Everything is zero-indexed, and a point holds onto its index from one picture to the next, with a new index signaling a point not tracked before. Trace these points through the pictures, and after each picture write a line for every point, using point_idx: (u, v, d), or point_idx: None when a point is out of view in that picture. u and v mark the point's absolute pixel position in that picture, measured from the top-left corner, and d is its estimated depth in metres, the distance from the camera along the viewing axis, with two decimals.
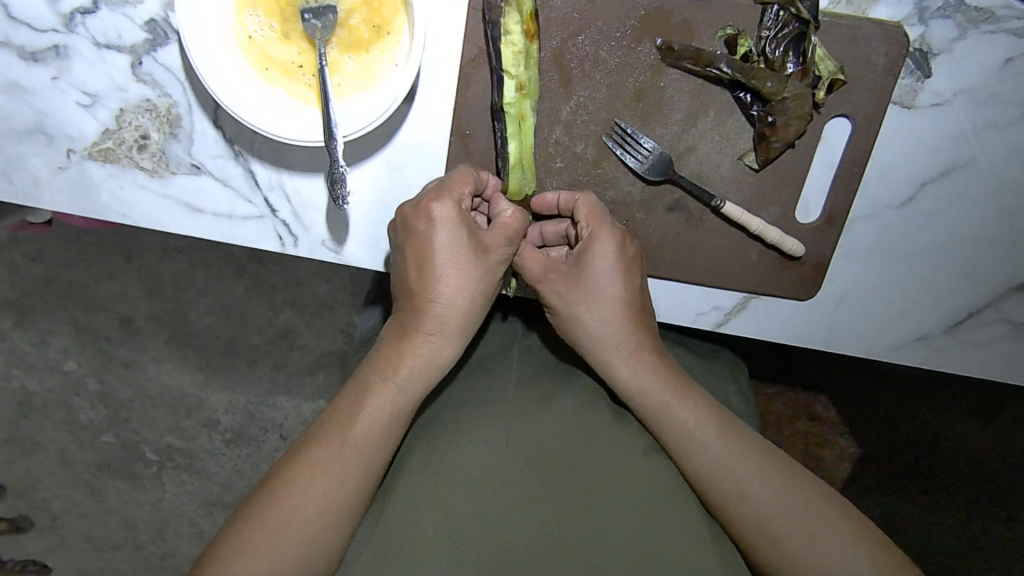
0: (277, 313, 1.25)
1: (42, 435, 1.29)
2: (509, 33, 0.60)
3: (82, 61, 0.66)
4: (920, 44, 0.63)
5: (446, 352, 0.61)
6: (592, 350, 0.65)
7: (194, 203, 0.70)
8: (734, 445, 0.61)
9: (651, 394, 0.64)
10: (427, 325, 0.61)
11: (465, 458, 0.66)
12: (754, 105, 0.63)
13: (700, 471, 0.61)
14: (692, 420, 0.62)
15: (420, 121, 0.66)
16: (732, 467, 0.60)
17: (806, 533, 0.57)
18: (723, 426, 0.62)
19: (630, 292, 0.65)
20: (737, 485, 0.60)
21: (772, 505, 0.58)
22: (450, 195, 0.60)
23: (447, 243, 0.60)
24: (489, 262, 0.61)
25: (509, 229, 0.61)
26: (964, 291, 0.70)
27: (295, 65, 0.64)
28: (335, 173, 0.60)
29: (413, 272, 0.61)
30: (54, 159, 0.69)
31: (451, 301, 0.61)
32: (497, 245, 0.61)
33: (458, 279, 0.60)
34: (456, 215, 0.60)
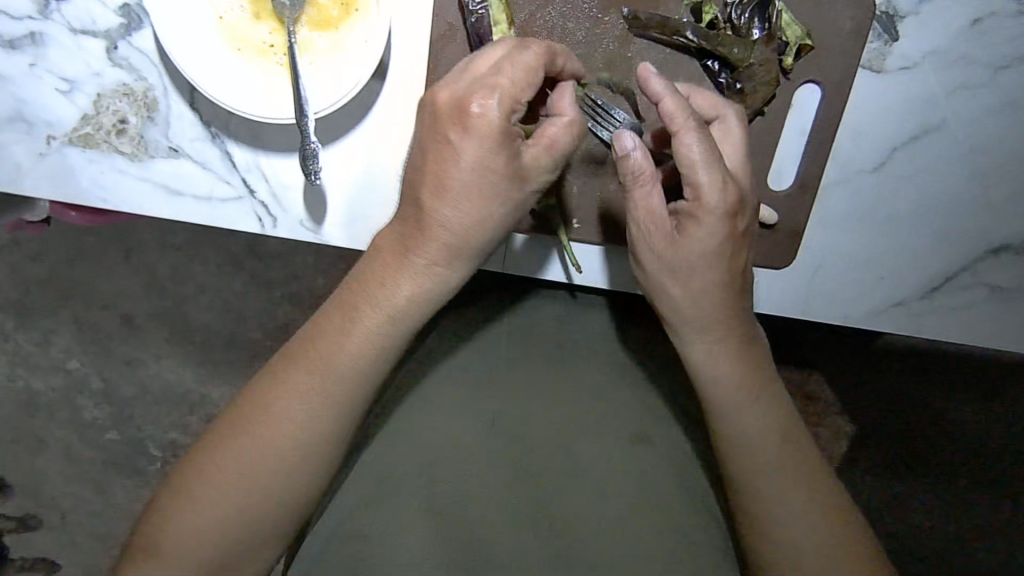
0: (276, 307, 1.25)
1: (47, 433, 1.31)
2: (497, 24, 0.61)
3: (58, 47, 0.67)
4: (886, 7, 0.63)
5: (453, 281, 0.57)
6: (671, 315, 0.60)
7: (174, 185, 0.71)
8: (790, 462, 0.58)
9: (720, 379, 0.59)
10: (411, 249, 0.55)
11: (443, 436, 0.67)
12: (722, 73, 0.64)
13: (755, 483, 0.59)
14: (762, 429, 0.59)
15: (391, 98, 0.66)
16: (786, 486, 0.58)
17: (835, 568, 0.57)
18: (784, 430, 0.59)
19: (726, 259, 0.57)
20: (780, 507, 0.58)
21: (814, 534, 0.57)
22: (502, 99, 0.51)
23: (476, 166, 0.52)
24: (522, 181, 0.54)
25: (552, 141, 0.55)
26: (940, 255, 0.70)
27: (267, 45, 0.64)
28: (308, 149, 0.61)
29: (426, 185, 0.54)
30: (34, 145, 0.70)
31: (457, 240, 0.55)
32: (536, 165, 0.54)
33: (454, 214, 0.54)
34: (505, 127, 0.52)
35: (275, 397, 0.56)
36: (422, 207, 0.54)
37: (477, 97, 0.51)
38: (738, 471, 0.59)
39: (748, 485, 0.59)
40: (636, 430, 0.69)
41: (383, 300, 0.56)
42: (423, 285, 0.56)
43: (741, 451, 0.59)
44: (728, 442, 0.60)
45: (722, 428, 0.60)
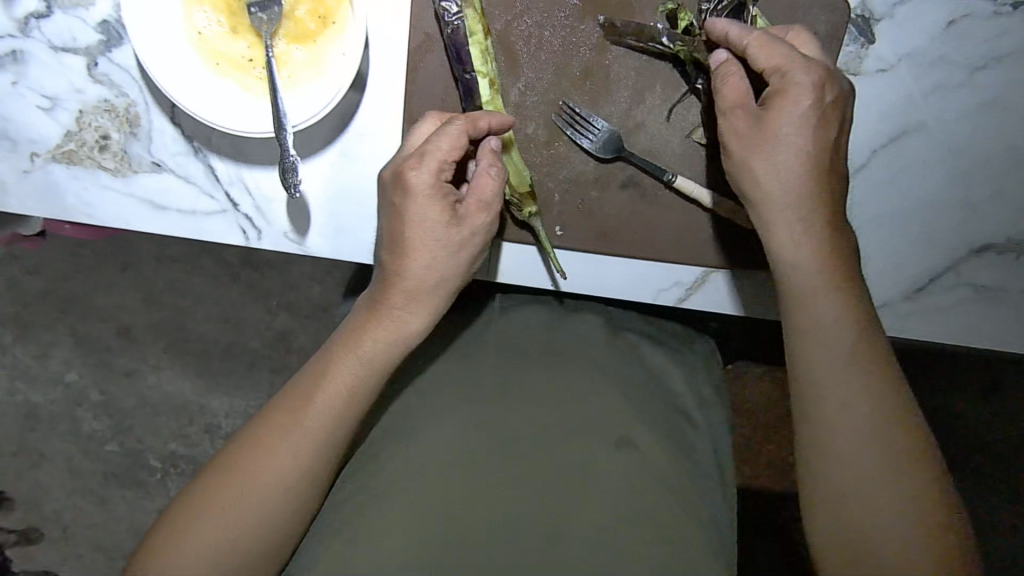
0: (272, 317, 1.26)
1: (48, 446, 1.30)
2: (472, 33, 0.61)
3: (38, 64, 0.68)
4: (861, 10, 0.63)
5: (412, 326, 0.61)
6: (752, 192, 0.57)
7: (157, 200, 0.71)
8: (872, 397, 0.53)
9: (804, 275, 0.56)
10: (396, 298, 0.60)
11: (428, 445, 0.67)
12: (699, 78, 0.64)
13: (829, 412, 0.54)
14: (844, 350, 0.54)
15: (371, 109, 0.67)
16: (860, 422, 0.53)
17: (899, 518, 0.51)
18: (869, 361, 0.54)
19: (818, 152, 0.55)
20: (856, 442, 0.53)
21: (885, 484, 0.52)
22: (429, 165, 0.58)
23: (423, 220, 0.59)
24: (464, 225, 0.60)
25: (484, 194, 0.60)
26: (923, 256, 0.70)
27: (246, 59, 0.64)
28: (288, 161, 0.61)
29: (387, 244, 0.61)
30: (18, 163, 0.70)
31: (422, 278, 0.60)
32: (472, 214, 0.60)
33: (430, 256, 0.60)
34: (435, 186, 0.58)
35: (293, 423, 0.58)
36: (392, 244, 0.60)
37: (420, 168, 0.58)
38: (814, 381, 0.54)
39: (817, 415, 0.54)
40: (621, 433, 0.69)
41: (368, 349, 0.60)
42: (407, 325, 0.61)
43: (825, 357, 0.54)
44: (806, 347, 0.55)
45: (796, 353, 0.56)
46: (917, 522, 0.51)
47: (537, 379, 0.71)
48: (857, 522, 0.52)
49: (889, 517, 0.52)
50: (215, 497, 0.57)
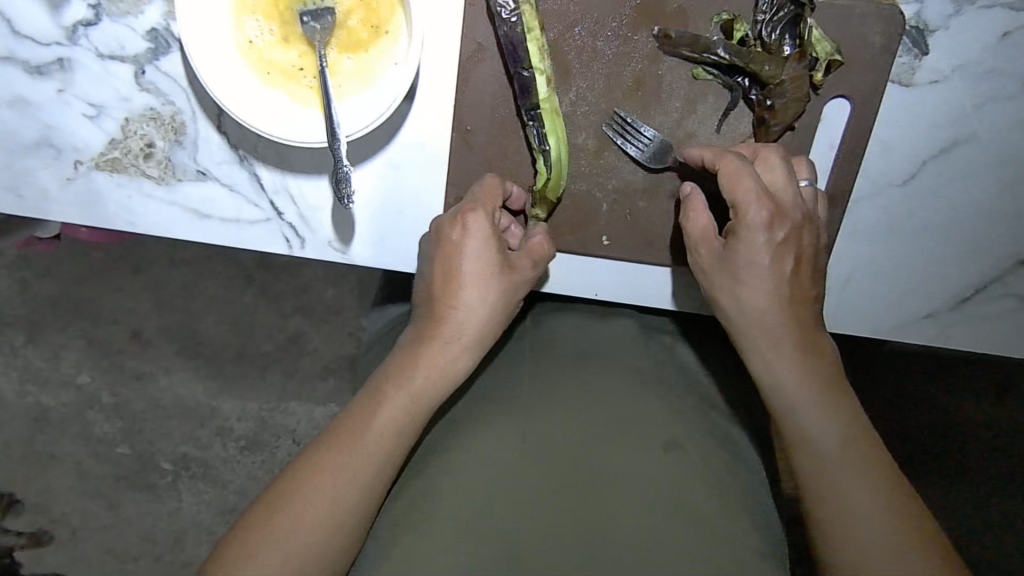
0: (286, 319, 1.27)
1: (60, 448, 1.28)
2: (530, 30, 0.61)
3: (85, 72, 0.67)
4: (916, 21, 0.63)
5: (464, 365, 0.63)
6: (727, 301, 0.61)
7: (201, 208, 0.71)
8: (844, 414, 0.57)
9: (770, 316, 0.59)
10: (445, 334, 0.62)
11: (476, 457, 0.67)
12: (752, 89, 0.64)
13: (806, 447, 0.57)
14: (812, 385, 0.57)
15: (420, 118, 0.66)
16: (837, 440, 0.56)
17: (879, 526, 0.53)
18: (834, 386, 0.58)
19: (789, 271, 0.59)
20: (830, 460, 0.56)
21: (866, 495, 0.54)
22: (490, 207, 0.63)
23: (478, 255, 0.62)
24: (517, 277, 0.64)
25: (535, 255, 0.65)
26: (968, 267, 0.70)
27: (296, 68, 0.64)
28: (340, 173, 0.61)
29: (439, 277, 0.63)
30: (61, 170, 0.70)
31: (474, 319, 0.62)
32: (521, 265, 0.64)
33: (479, 294, 0.62)
34: (490, 225, 0.62)
35: (353, 443, 0.58)
36: (447, 280, 0.62)
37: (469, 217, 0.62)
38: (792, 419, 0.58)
39: (797, 449, 0.57)
40: (668, 435, 0.69)
41: (417, 386, 0.61)
42: (457, 365, 0.62)
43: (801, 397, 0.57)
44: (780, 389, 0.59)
45: (776, 400, 0.59)
46: (894, 525, 0.53)
47: (583, 387, 0.72)
48: (845, 541, 0.53)
49: (872, 527, 0.53)
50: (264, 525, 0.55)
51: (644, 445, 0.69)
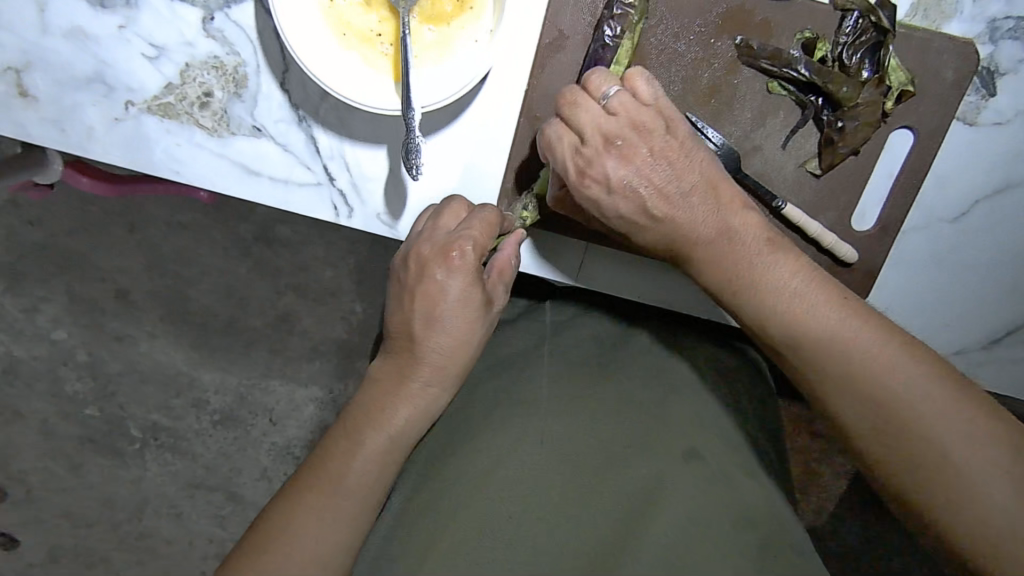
0: (278, 296, 1.20)
1: (25, 405, 1.25)
2: (619, 63, 0.62)
3: (151, 12, 0.65)
4: (988, 62, 0.64)
5: (438, 399, 0.63)
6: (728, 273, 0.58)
7: (251, 165, 0.69)
8: (873, 330, 0.53)
9: (785, 288, 0.56)
10: (425, 374, 0.62)
11: (499, 453, 0.66)
12: (824, 109, 0.64)
13: (841, 391, 0.53)
14: (837, 317, 0.53)
15: (492, 100, 0.66)
16: (877, 359, 0.52)
17: (956, 431, 0.49)
18: (854, 309, 0.54)
19: (722, 250, 0.58)
20: (884, 389, 0.51)
21: (929, 406, 0.50)
22: (477, 246, 0.61)
23: (459, 296, 0.61)
24: (494, 305, 0.64)
25: (506, 276, 0.64)
26: (1004, 309, 0.72)
27: (374, 33, 0.63)
28: (411, 142, 0.60)
29: (419, 317, 0.61)
30: (111, 110, 0.68)
31: (458, 354, 0.62)
32: (498, 294, 0.64)
33: (466, 330, 0.62)
34: (477, 265, 0.61)
35: (349, 457, 0.59)
36: (428, 320, 0.61)
37: (458, 256, 0.60)
38: (841, 395, 0.53)
39: (836, 399, 0.53)
40: (687, 446, 0.67)
41: (396, 418, 0.61)
42: (431, 395, 0.62)
43: (835, 363, 0.53)
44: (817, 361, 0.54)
45: (794, 354, 0.55)
46: (969, 425, 0.49)
47: (607, 395, 0.71)
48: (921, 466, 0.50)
49: (944, 438, 0.49)
50: (273, 529, 0.55)
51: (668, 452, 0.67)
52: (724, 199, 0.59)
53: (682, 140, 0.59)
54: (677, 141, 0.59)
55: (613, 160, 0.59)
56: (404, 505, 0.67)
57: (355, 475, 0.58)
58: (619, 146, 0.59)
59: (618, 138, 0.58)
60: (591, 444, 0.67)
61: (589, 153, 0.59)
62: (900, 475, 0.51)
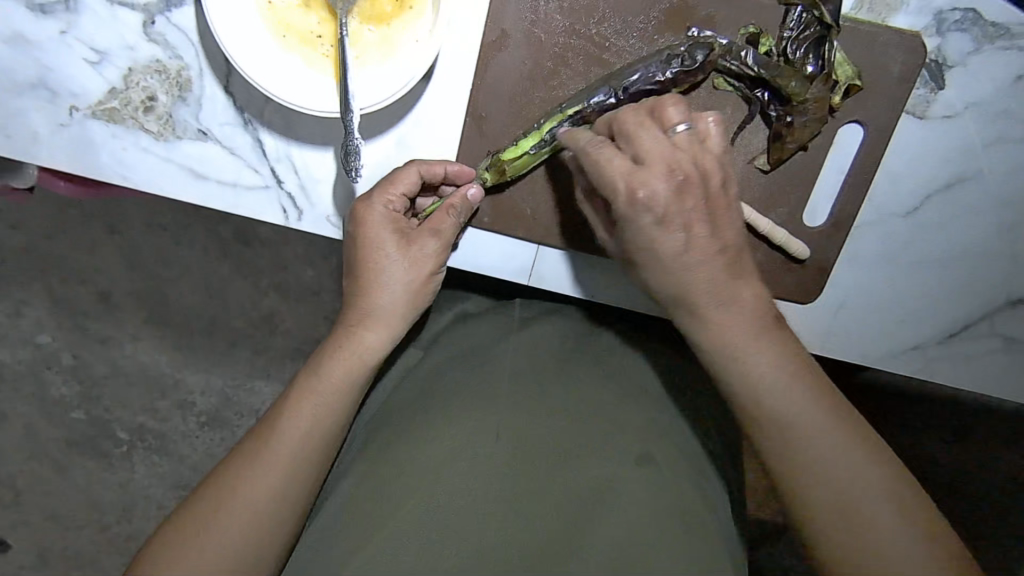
0: (261, 296, 1.20)
1: (10, 407, 1.24)
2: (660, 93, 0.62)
3: (92, 16, 0.65)
4: (936, 55, 0.64)
5: (373, 343, 0.61)
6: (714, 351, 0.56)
7: (198, 169, 0.69)
8: (841, 417, 0.53)
9: (772, 373, 0.54)
10: (357, 318, 0.61)
11: (446, 449, 0.64)
12: (772, 104, 0.64)
13: (796, 471, 0.52)
14: (809, 405, 0.52)
15: (436, 101, 0.65)
16: (848, 459, 0.51)
17: (899, 532, 0.49)
18: (829, 397, 0.53)
19: (731, 320, 0.55)
20: (849, 490, 0.51)
21: (880, 509, 0.50)
22: (381, 198, 0.61)
23: (372, 243, 0.61)
24: (422, 252, 0.62)
25: (439, 227, 0.62)
26: (961, 304, 0.71)
27: (315, 35, 0.63)
28: (350, 145, 0.60)
29: (346, 269, 0.63)
30: (55, 116, 0.67)
31: (374, 296, 0.61)
32: (425, 240, 0.62)
33: (390, 273, 0.61)
34: (385, 215, 0.61)
35: (277, 422, 0.58)
36: (351, 269, 0.62)
37: (363, 205, 0.61)
38: (801, 483, 0.52)
39: (800, 487, 0.52)
40: (641, 450, 0.65)
41: (333, 379, 0.59)
42: (365, 341, 0.61)
43: (802, 448, 0.52)
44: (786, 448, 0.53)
45: (763, 433, 0.54)
46: (913, 528, 0.49)
47: (567, 391, 0.69)
48: (863, 554, 0.49)
49: (888, 536, 0.49)
50: (196, 521, 0.54)
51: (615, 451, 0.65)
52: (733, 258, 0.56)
53: (715, 197, 0.56)
54: (714, 195, 0.55)
55: (666, 179, 0.54)
56: (347, 499, 0.64)
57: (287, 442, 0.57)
58: (683, 194, 0.54)
59: (688, 171, 0.54)
60: (544, 440, 0.65)
61: (647, 173, 0.54)
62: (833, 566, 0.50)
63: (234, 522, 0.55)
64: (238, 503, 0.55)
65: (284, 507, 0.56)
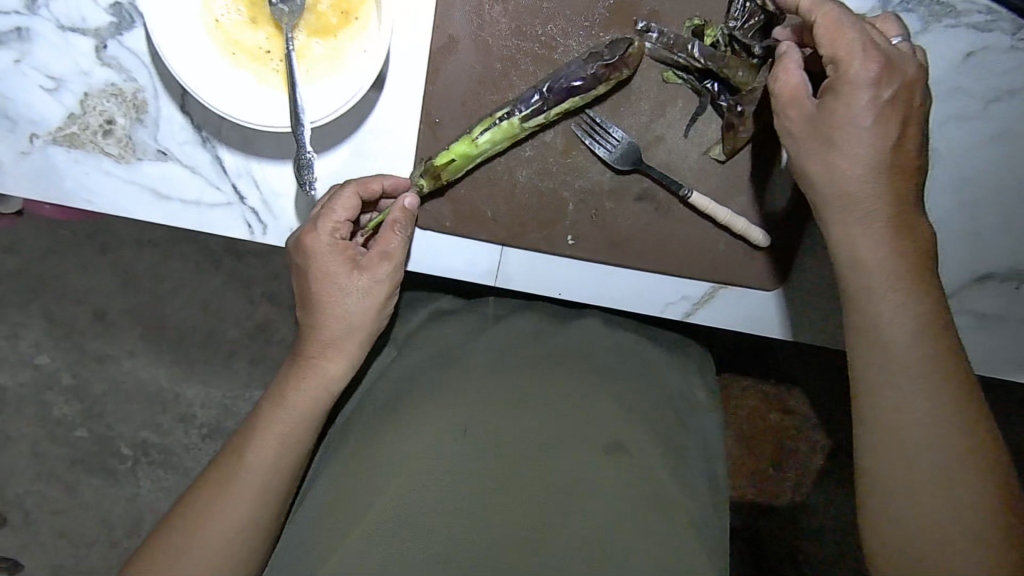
0: (254, 307, 1.21)
1: (14, 429, 1.25)
2: (549, 114, 0.63)
3: (45, 44, 0.65)
4: None
5: (333, 372, 0.61)
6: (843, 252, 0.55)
7: (162, 189, 0.69)
8: (941, 375, 0.51)
9: (895, 304, 0.53)
10: (313, 349, 0.61)
11: (415, 451, 0.63)
12: (722, 95, 0.64)
13: (885, 400, 0.52)
14: (921, 352, 0.52)
15: (389, 109, 0.65)
16: (923, 411, 0.51)
17: (940, 473, 0.50)
18: (941, 365, 0.52)
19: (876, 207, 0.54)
20: (916, 435, 0.51)
21: (944, 466, 0.50)
22: (326, 227, 0.60)
23: (323, 274, 0.60)
24: (372, 276, 0.61)
25: (387, 247, 0.61)
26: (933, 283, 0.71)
27: (263, 50, 0.63)
28: (302, 158, 0.60)
29: (299, 301, 0.62)
30: (17, 144, 0.68)
31: (332, 328, 0.61)
32: (373, 263, 0.61)
33: (343, 303, 0.60)
34: (331, 244, 0.60)
35: (245, 448, 0.59)
36: (305, 303, 0.61)
37: (308, 236, 0.60)
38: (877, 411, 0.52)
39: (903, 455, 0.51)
40: (610, 438, 0.64)
41: (293, 399, 0.60)
42: (329, 370, 0.61)
43: (883, 379, 0.52)
44: (872, 377, 0.53)
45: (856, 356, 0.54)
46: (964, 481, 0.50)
47: (545, 380, 0.67)
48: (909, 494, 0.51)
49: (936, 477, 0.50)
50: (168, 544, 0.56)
51: (581, 443, 0.64)
52: (903, 222, 0.54)
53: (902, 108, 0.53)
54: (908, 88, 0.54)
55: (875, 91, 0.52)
56: (323, 496, 0.64)
57: (257, 466, 0.58)
58: (834, 94, 0.53)
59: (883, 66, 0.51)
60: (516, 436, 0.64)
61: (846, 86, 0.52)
62: (874, 497, 0.52)
63: (208, 545, 0.56)
64: (213, 531, 0.56)
65: (255, 525, 0.58)
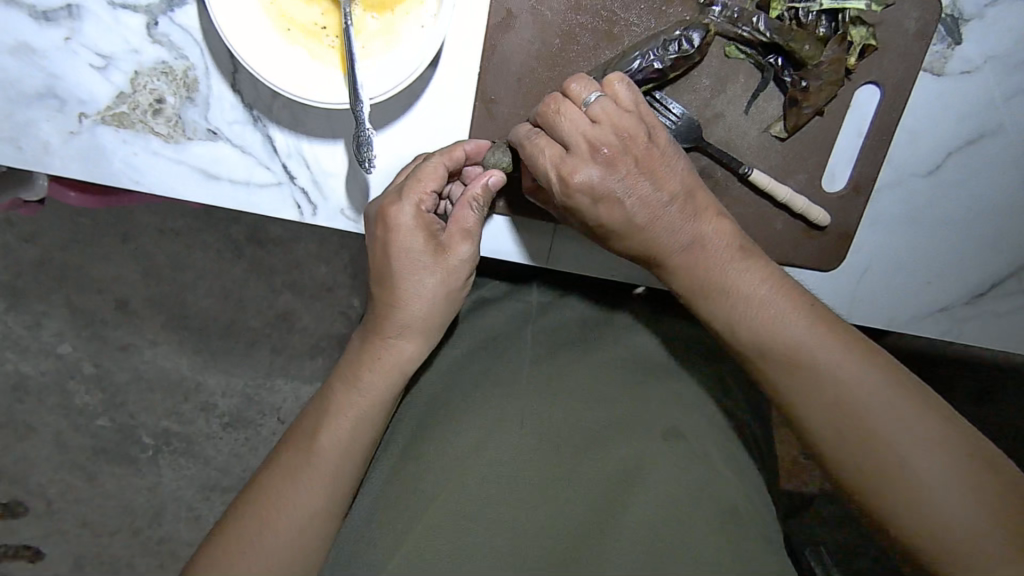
0: (276, 296, 1.20)
1: (36, 418, 1.24)
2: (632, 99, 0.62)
3: (95, 22, 0.64)
4: (952, 9, 0.62)
5: (408, 352, 0.61)
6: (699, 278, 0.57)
7: (211, 169, 0.68)
8: (843, 343, 0.53)
9: (753, 295, 0.55)
10: (388, 330, 0.60)
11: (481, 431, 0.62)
12: (785, 69, 0.63)
13: (808, 379, 0.53)
14: (803, 328, 0.53)
15: (444, 88, 0.64)
16: (845, 370, 0.52)
17: (897, 416, 0.50)
18: (882, 368, 0.52)
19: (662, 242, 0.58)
20: (848, 395, 0.51)
21: (893, 420, 0.50)
22: (412, 199, 0.59)
23: (407, 247, 0.59)
24: (455, 258, 0.60)
25: (467, 225, 0.60)
26: (986, 263, 0.70)
27: (319, 26, 0.62)
28: (362, 135, 0.60)
29: (375, 279, 0.61)
30: (64, 124, 0.67)
31: (412, 308, 0.60)
32: (456, 245, 0.60)
33: (420, 280, 0.59)
34: (419, 219, 0.59)
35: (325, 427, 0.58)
36: (382, 281, 0.60)
37: (392, 210, 0.59)
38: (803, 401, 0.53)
39: (893, 468, 0.49)
40: (669, 424, 0.63)
41: (366, 381, 0.60)
42: (403, 351, 0.61)
43: (792, 369, 0.53)
44: (779, 365, 0.54)
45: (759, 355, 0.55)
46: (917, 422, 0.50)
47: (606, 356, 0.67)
48: (876, 456, 0.50)
49: (897, 430, 0.50)
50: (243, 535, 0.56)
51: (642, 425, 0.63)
52: (704, 212, 0.57)
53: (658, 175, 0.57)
54: (653, 152, 0.57)
55: (558, 154, 0.57)
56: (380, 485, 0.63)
57: (343, 433, 0.59)
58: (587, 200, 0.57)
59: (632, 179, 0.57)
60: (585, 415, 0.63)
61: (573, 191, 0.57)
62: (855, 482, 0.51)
63: (296, 511, 0.56)
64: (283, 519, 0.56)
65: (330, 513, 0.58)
